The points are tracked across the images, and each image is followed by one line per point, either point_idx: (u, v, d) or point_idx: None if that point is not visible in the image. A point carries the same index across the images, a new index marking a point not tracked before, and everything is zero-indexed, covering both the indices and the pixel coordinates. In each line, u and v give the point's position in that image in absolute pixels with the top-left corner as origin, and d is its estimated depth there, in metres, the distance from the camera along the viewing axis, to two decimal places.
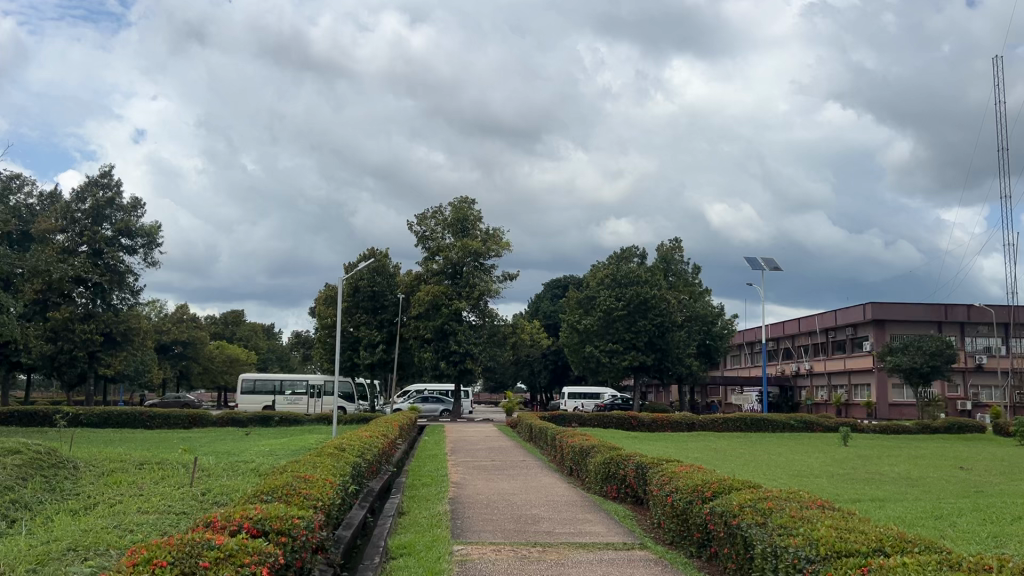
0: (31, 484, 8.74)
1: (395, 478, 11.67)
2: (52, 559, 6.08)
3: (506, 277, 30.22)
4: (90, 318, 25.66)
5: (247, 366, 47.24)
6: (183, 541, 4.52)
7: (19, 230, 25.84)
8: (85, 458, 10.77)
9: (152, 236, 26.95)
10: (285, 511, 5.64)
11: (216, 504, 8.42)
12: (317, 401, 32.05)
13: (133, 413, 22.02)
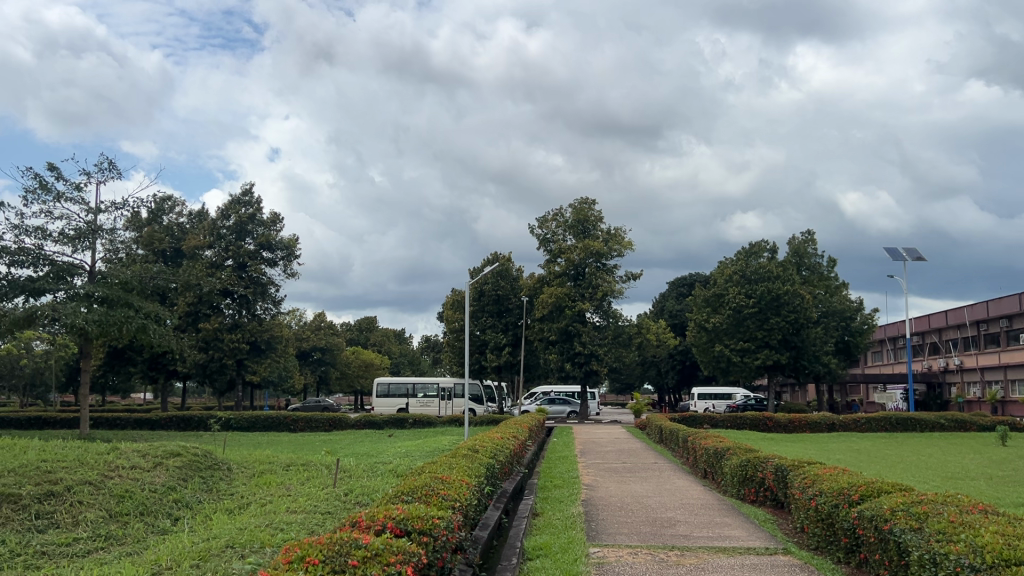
0: (190, 484, 9.35)
1: (527, 480, 11.72)
2: (213, 556, 6.45)
3: (630, 277, 29.91)
4: (237, 328, 27.21)
5: (381, 370, 48.82)
6: (332, 540, 4.71)
7: (172, 247, 27.72)
8: (238, 460, 11.40)
9: (291, 248, 28.33)
10: (425, 512, 5.79)
11: (359, 504, 8.72)
12: (448, 404, 32.72)
13: (278, 417, 23.16)
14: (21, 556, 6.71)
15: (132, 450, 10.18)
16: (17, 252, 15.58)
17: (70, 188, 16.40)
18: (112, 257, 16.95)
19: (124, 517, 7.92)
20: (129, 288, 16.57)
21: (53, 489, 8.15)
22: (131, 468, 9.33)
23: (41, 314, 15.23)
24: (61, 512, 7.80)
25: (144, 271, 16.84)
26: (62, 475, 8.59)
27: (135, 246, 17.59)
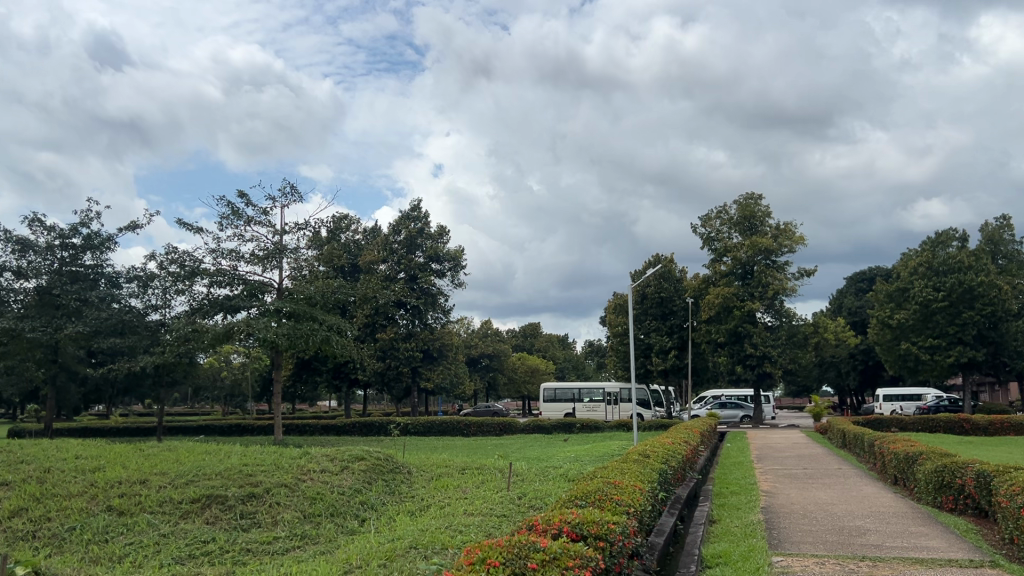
0: (374, 487, 9.84)
1: (701, 486, 11.45)
2: (398, 557, 6.73)
3: (803, 273, 28.56)
4: (411, 337, 28.40)
5: (547, 375, 49.34)
6: (512, 543, 4.80)
7: (350, 262, 29.36)
8: (417, 464, 11.87)
9: (457, 259, 29.26)
10: (600, 516, 5.78)
11: (533, 508, 8.84)
12: (616, 408, 32.55)
13: (451, 422, 23.91)
14: (229, 553, 7.31)
15: (321, 454, 10.86)
16: (216, 273, 17.02)
17: (259, 212, 17.73)
18: (297, 274, 18.16)
19: (316, 518, 8.45)
20: (313, 302, 17.68)
21: (254, 491, 8.84)
22: (321, 471, 9.94)
23: (238, 329, 16.57)
24: (262, 512, 8.42)
25: (326, 286, 17.91)
26: (261, 479, 9.29)
27: (317, 263, 18.76)
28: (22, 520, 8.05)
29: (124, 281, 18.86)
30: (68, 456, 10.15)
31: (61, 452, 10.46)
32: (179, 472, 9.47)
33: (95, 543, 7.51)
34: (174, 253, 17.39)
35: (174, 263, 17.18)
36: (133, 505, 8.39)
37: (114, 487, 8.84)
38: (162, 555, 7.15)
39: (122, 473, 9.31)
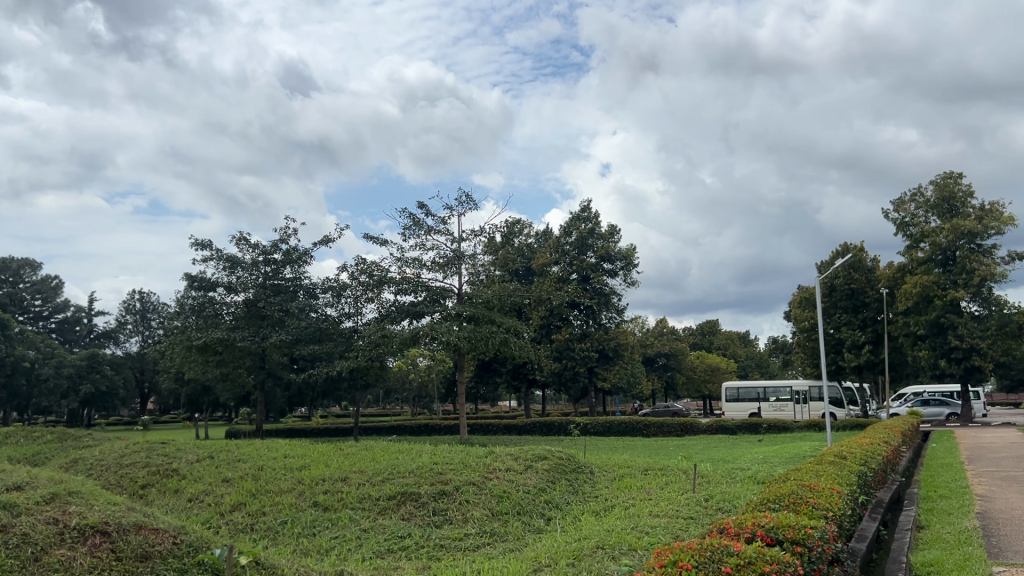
0: (558, 486, 9.94)
1: (905, 488, 10.68)
2: (586, 556, 6.76)
3: (1014, 256, 26.03)
4: (586, 337, 28.52)
5: (728, 374, 47.91)
6: (704, 546, 4.69)
7: (523, 265, 29.96)
8: (599, 464, 11.90)
9: (629, 258, 29.05)
10: (796, 520, 5.54)
11: (721, 510, 8.59)
12: (805, 407, 31.08)
13: (631, 422, 23.73)
14: (424, 548, 7.64)
15: (507, 453, 11.12)
16: (400, 281, 17.87)
17: (437, 221, 18.43)
18: (476, 279, 18.72)
19: (504, 516, 8.65)
20: (491, 306, 18.13)
21: (444, 488, 9.18)
22: (506, 470, 10.18)
23: (422, 334, 17.28)
24: (453, 509, 8.73)
25: (502, 290, 18.32)
26: (451, 477, 9.63)
27: (493, 267, 19.23)
28: (241, 513, 8.81)
29: (319, 291, 20.22)
30: (278, 455, 11.01)
31: (272, 451, 11.35)
32: (375, 470, 10.01)
33: (305, 536, 8.09)
34: (363, 264, 18.45)
35: (363, 273, 18.22)
36: (336, 501, 8.96)
37: (319, 484, 9.48)
38: (364, 548, 7.59)
39: (325, 471, 9.97)
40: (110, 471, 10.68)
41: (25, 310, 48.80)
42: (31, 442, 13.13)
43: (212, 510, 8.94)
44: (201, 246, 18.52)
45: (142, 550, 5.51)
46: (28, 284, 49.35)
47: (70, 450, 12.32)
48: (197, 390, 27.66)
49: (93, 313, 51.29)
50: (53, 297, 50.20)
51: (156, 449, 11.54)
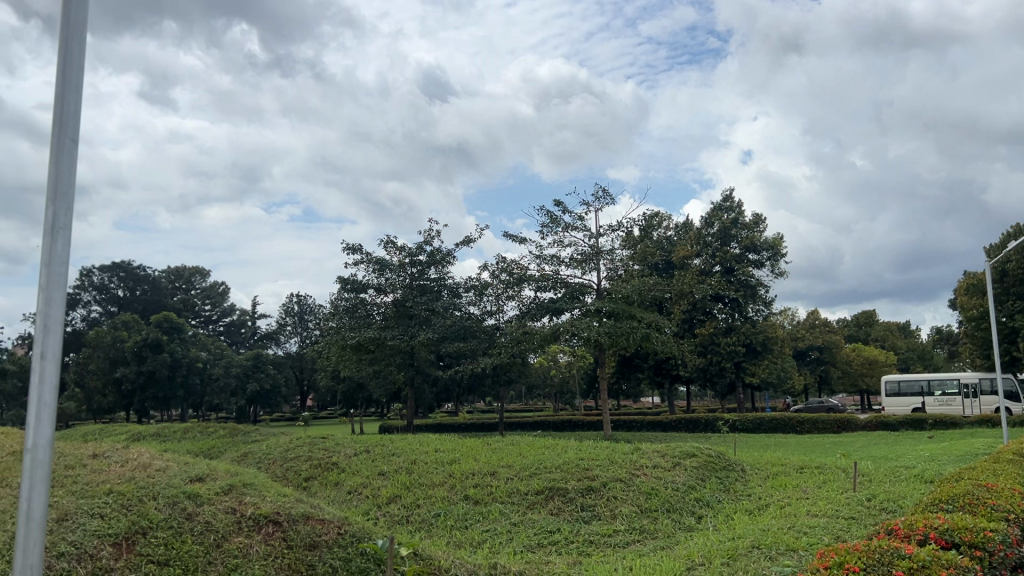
0: (708, 484, 9.73)
1: None
2: (741, 555, 6.59)
3: None
4: (732, 331, 27.64)
5: (888, 367, 45.28)
6: (871, 548, 4.46)
7: (664, 259, 29.56)
8: (749, 461, 11.55)
9: (776, 248, 28.00)
10: (974, 522, 5.16)
11: (885, 510, 8.13)
12: (975, 401, 28.95)
13: (783, 419, 22.92)
14: (574, 543, 7.67)
15: (653, 450, 10.98)
16: (540, 279, 18.02)
17: (575, 218, 18.45)
18: (615, 274, 18.60)
19: (653, 513, 8.55)
20: (632, 301, 17.93)
21: (591, 485, 9.18)
22: (654, 467, 10.06)
23: (562, 330, 17.31)
24: (601, 505, 8.72)
25: (642, 284, 18.10)
26: (598, 473, 9.62)
27: (632, 262, 19.06)
28: (397, 505, 9.15)
29: (463, 290, 20.68)
30: (429, 449, 11.38)
31: (423, 445, 11.75)
32: (523, 465, 10.15)
33: (457, 529, 8.30)
34: (503, 262, 18.75)
35: (503, 271, 18.51)
36: (486, 495, 9.15)
37: (469, 478, 9.71)
38: (515, 542, 7.71)
39: (474, 465, 10.21)
40: (277, 464, 11.39)
41: (197, 314, 52.78)
42: (206, 437, 14.19)
43: (370, 502, 9.34)
44: (352, 250, 19.37)
45: (310, 539, 5.83)
46: (199, 290, 53.34)
47: (241, 444, 13.22)
48: (352, 387, 28.99)
49: (257, 316, 54.84)
50: (221, 302, 54.00)
51: (317, 444, 12.17)
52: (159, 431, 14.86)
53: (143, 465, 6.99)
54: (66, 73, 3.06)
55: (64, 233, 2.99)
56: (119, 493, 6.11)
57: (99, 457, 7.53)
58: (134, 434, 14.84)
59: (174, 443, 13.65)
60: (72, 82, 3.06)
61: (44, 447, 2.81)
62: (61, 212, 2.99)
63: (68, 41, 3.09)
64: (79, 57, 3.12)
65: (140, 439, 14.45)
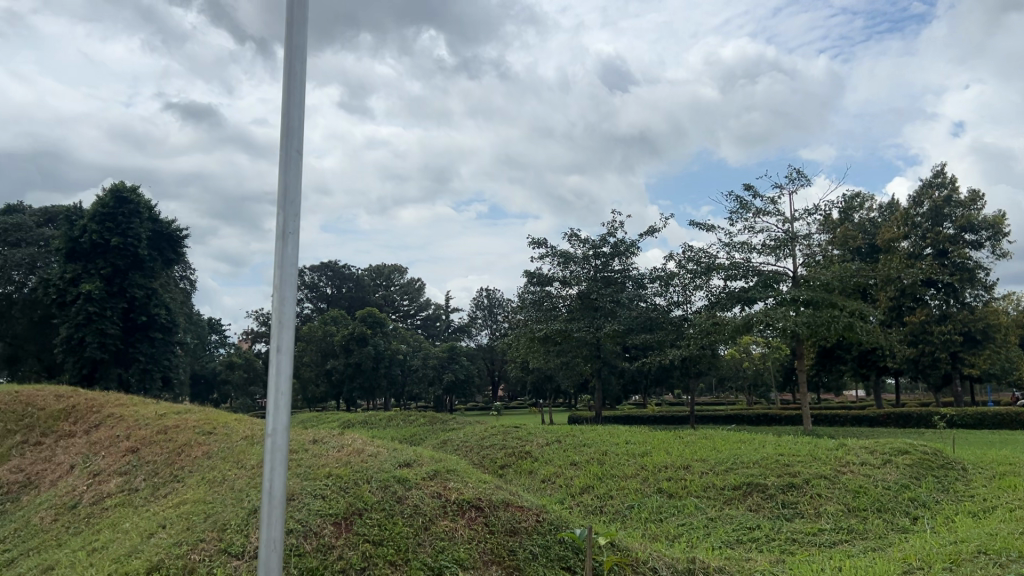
0: (924, 483, 9.04)
1: None
2: (966, 560, 6.08)
3: None
4: (947, 319, 25.43)
5: None
6: None
7: (867, 243, 27.82)
8: (971, 460, 10.62)
9: (997, 226, 25.50)
10: None
11: None
12: None
13: (1010, 414, 20.88)
14: (776, 541, 7.40)
15: (860, 446, 10.37)
16: (731, 267, 17.49)
17: (767, 203, 17.70)
18: (812, 260, 17.69)
19: (862, 512, 8.07)
20: (831, 288, 16.97)
21: (793, 481, 8.81)
22: (861, 464, 9.49)
23: (756, 320, 16.70)
24: (804, 503, 8.35)
25: (843, 271, 17.07)
26: (799, 469, 9.21)
27: (830, 248, 18.05)
28: (590, 495, 9.24)
29: (649, 281, 20.47)
30: (620, 440, 11.39)
31: (615, 437, 11.75)
32: (718, 459, 9.92)
33: (652, 521, 8.26)
34: (690, 251, 18.38)
35: (691, 261, 18.14)
36: (681, 489, 9.03)
37: (663, 471, 9.61)
38: (713, 537, 7.54)
39: (667, 458, 10.09)
40: (474, 451, 11.82)
41: (397, 309, 55.77)
42: (408, 424, 15.01)
43: (564, 491, 9.49)
44: (537, 244, 19.74)
45: (511, 526, 6.01)
46: (398, 287, 56.34)
47: (440, 432, 13.85)
48: (541, 377, 29.56)
49: (450, 310, 57.18)
50: (418, 297, 56.73)
51: (511, 433, 12.50)
52: (366, 418, 15.88)
53: (357, 450, 7.50)
54: (289, 90, 3.31)
55: (293, 238, 3.25)
56: (336, 476, 6.58)
57: (319, 443, 8.15)
58: (344, 421, 15.96)
59: (380, 430, 14.52)
60: (296, 96, 3.31)
61: (282, 433, 3.08)
62: (290, 218, 3.26)
63: (291, 60, 3.34)
64: (302, 73, 3.36)
65: (349, 426, 15.51)
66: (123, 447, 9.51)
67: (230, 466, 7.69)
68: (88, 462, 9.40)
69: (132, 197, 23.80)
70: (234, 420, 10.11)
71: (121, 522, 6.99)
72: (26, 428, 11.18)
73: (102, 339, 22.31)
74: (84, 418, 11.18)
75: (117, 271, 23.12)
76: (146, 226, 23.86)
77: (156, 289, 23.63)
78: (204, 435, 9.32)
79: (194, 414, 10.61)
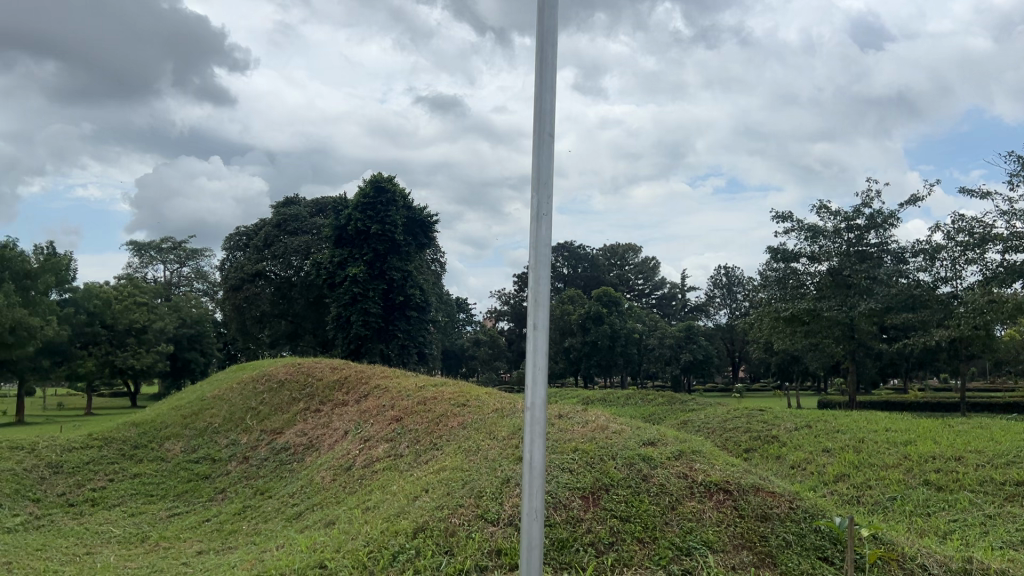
0: None
1: None
2: None
3: None
4: None
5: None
6: None
7: None
8: None
9: None
10: None
11: None
12: None
13: None
14: None
15: None
16: (1011, 237, 15.61)
17: None
18: None
19: None
20: None
21: None
22: None
23: None
24: None
25: None
26: None
27: None
28: (846, 484, 8.72)
29: (910, 256, 18.86)
30: (879, 427, 10.59)
31: (872, 424, 10.96)
32: (997, 451, 8.91)
33: (919, 515, 7.63)
34: (961, 221, 16.64)
35: (963, 232, 16.42)
36: (951, 482, 8.24)
37: (929, 462, 8.82)
38: (992, 536, 6.81)
39: (935, 448, 9.24)
40: (716, 434, 11.55)
41: (632, 288, 55.79)
42: (647, 403, 15.00)
43: (816, 479, 9.03)
44: (782, 218, 18.84)
45: (762, 511, 5.83)
46: (633, 266, 56.30)
47: (681, 412, 13.70)
48: (787, 359, 28.22)
49: (686, 288, 56.31)
50: (653, 276, 56.36)
51: (755, 416, 12.07)
52: (605, 396, 16.08)
53: (602, 427, 7.61)
54: (541, 75, 3.39)
55: (547, 219, 3.33)
56: (583, 451, 6.73)
57: (565, 418, 8.38)
58: (585, 398, 16.26)
59: (620, 408, 14.65)
60: (548, 81, 3.38)
61: (541, 406, 3.19)
62: (544, 201, 3.34)
63: (543, 44, 3.41)
64: (554, 56, 3.42)
65: (590, 404, 15.77)
66: (388, 416, 10.37)
67: (483, 437, 8.11)
68: (359, 429, 10.35)
69: (389, 186, 25.72)
70: (485, 393, 10.64)
71: (389, 485, 7.63)
72: (307, 396, 12.53)
73: (367, 317, 24.52)
74: (354, 388, 12.32)
75: (378, 255, 25.07)
76: (401, 213, 25.69)
77: (411, 271, 25.38)
78: (459, 407, 9.91)
79: (448, 387, 11.32)
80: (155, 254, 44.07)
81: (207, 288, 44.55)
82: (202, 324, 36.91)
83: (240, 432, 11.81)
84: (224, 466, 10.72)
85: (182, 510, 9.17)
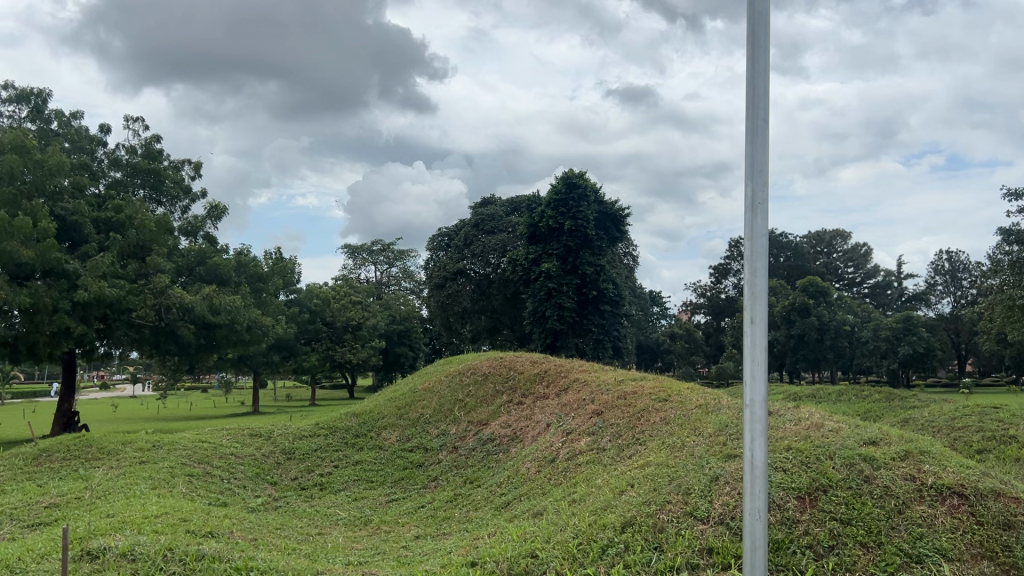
0: None
1: None
2: None
3: None
4: None
5: None
6: None
7: None
8: None
9: None
10: None
11: None
12: None
13: None
14: None
15: None
16: None
17: None
18: None
19: None
20: None
21: None
22: None
23: None
24: None
25: None
26: None
27: None
28: None
29: None
30: None
31: None
32: None
33: None
34: None
35: None
36: None
37: None
38: None
39: None
40: (945, 433, 10.66)
41: (841, 277, 52.71)
42: (862, 399, 14.10)
43: None
44: (1015, 197, 17.01)
45: (1005, 518, 5.31)
46: (841, 253, 53.13)
47: (901, 410, 12.76)
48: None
49: (903, 275, 52.41)
50: (865, 263, 52.91)
51: (990, 414, 11.01)
52: (815, 392, 15.29)
53: (817, 425, 7.24)
54: (753, 60, 3.29)
55: (763, 208, 3.20)
56: (798, 449, 6.45)
57: (776, 415, 8.06)
58: (794, 394, 15.58)
59: (832, 405, 13.89)
60: (760, 65, 3.26)
61: (760, 404, 3.06)
62: (759, 188, 3.22)
63: (754, 28, 3.29)
64: (766, 39, 3.29)
65: (799, 400, 15.08)
66: (589, 410, 10.46)
67: (688, 434, 7.96)
68: (561, 422, 10.52)
69: (580, 182, 25.82)
70: (686, 388, 10.46)
71: (594, 478, 7.69)
72: (509, 389, 12.90)
73: (561, 311, 24.91)
74: (554, 382, 12.53)
75: (570, 250, 25.31)
76: (593, 207, 25.75)
77: (604, 265, 25.32)
78: (661, 401, 9.82)
79: (649, 381, 11.24)
80: (367, 255, 47.10)
81: (414, 287, 47.00)
82: (409, 321, 39.01)
83: (449, 423, 12.37)
84: (436, 455, 11.28)
85: (399, 496, 9.76)
